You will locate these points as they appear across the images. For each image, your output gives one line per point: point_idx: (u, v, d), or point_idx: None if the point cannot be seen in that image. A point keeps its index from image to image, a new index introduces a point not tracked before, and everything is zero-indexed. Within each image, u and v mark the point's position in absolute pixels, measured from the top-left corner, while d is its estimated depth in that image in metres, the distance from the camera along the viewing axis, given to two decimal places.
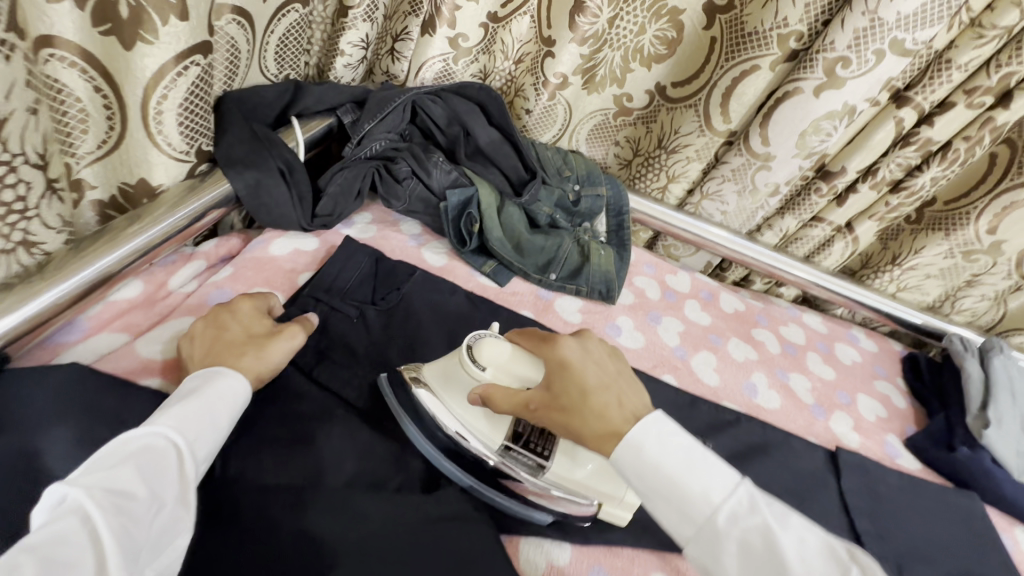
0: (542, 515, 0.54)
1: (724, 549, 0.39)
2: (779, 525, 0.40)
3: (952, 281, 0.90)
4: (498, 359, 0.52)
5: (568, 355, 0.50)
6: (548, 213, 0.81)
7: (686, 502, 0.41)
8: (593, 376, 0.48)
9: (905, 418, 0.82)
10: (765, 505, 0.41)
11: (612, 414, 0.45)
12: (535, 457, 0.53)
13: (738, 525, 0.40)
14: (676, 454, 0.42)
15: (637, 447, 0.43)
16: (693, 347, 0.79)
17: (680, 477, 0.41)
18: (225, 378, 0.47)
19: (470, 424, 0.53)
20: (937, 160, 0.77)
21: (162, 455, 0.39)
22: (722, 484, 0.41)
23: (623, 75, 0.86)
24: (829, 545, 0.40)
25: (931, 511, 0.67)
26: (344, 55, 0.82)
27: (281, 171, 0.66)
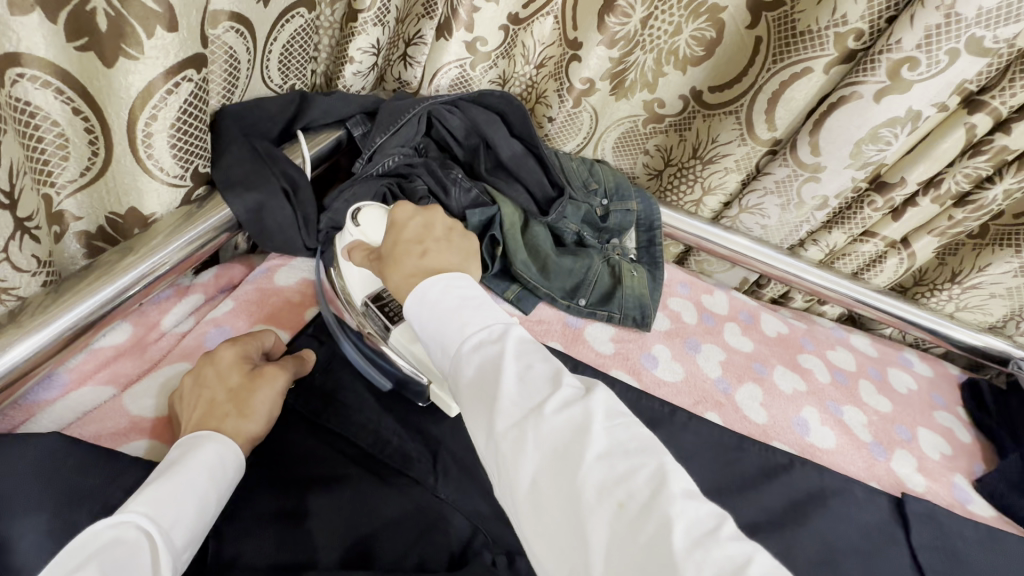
0: (386, 381, 0.55)
1: (463, 375, 0.39)
2: (514, 356, 0.39)
3: (1019, 301, 0.82)
4: (372, 225, 0.55)
5: (398, 214, 0.51)
6: (575, 230, 0.75)
7: (444, 335, 0.42)
8: (410, 229, 0.50)
9: (972, 455, 0.74)
10: (513, 339, 0.40)
11: (406, 260, 0.47)
12: (387, 319, 0.55)
13: (477, 353, 0.40)
14: (450, 295, 0.43)
15: (418, 293, 0.44)
16: (737, 379, 0.72)
17: (442, 311, 0.42)
18: (210, 445, 0.41)
19: (349, 282, 0.56)
20: (1012, 171, 0.69)
21: (130, 553, 0.34)
22: (480, 320, 0.42)
23: (655, 79, 0.79)
24: (557, 371, 0.39)
25: (1015, 572, 0.59)
26: (354, 62, 0.76)
27: (285, 191, 0.60)
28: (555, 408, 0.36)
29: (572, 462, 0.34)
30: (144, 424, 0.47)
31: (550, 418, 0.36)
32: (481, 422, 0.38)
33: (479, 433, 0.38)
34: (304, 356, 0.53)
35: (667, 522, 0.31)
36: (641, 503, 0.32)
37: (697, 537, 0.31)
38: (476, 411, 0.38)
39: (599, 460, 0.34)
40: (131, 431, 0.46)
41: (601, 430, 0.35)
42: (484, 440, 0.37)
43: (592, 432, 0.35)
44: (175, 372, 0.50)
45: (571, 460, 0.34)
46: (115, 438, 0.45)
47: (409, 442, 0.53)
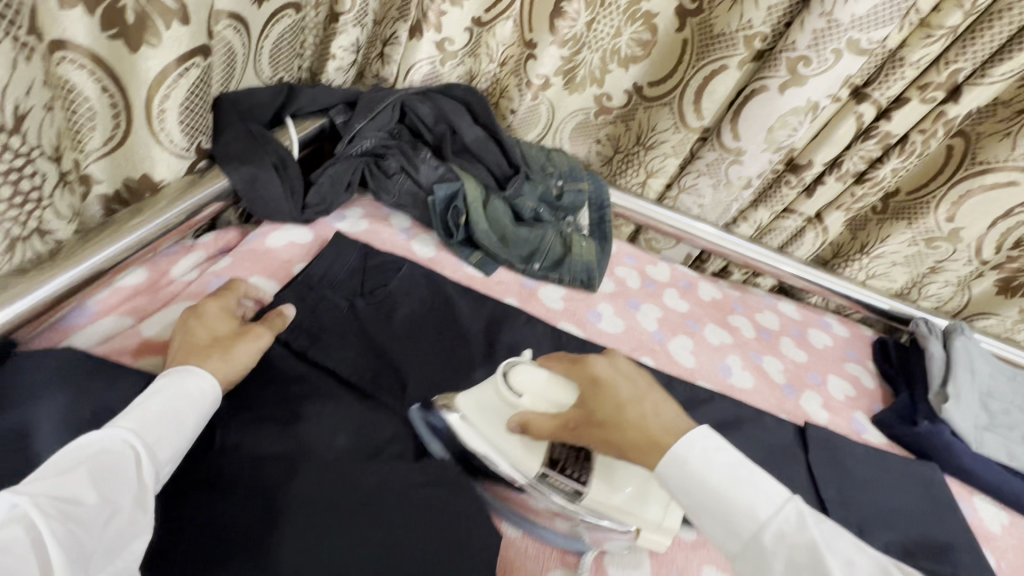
0: (581, 542, 0.56)
1: (773, 567, 0.40)
2: (825, 545, 0.41)
3: (917, 268, 0.95)
4: (533, 384, 0.55)
5: (601, 371, 0.52)
6: (532, 207, 0.85)
7: (733, 517, 0.43)
8: (625, 390, 0.50)
9: (873, 397, 0.86)
10: (811, 521, 0.42)
11: (646, 422, 0.48)
12: (571, 482, 0.54)
13: (782, 540, 0.41)
14: (721, 467, 0.44)
15: (681, 463, 0.45)
16: (671, 332, 0.83)
17: (723, 487, 0.43)
18: (194, 378, 0.49)
19: (507, 454, 0.55)
20: (896, 153, 0.82)
21: (118, 461, 0.41)
22: (767, 498, 0.43)
23: (602, 76, 0.90)
24: (874, 564, 0.41)
25: (895, 482, 0.71)
26: (335, 59, 0.87)
27: (275, 165, 0.70)
28: None
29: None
30: (157, 344, 0.56)
31: None
32: None
33: None
34: (284, 312, 0.60)
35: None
36: None
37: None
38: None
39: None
40: (147, 351, 0.55)
41: None
42: None
43: None
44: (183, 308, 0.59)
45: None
46: (133, 355, 0.55)
47: (382, 372, 0.63)
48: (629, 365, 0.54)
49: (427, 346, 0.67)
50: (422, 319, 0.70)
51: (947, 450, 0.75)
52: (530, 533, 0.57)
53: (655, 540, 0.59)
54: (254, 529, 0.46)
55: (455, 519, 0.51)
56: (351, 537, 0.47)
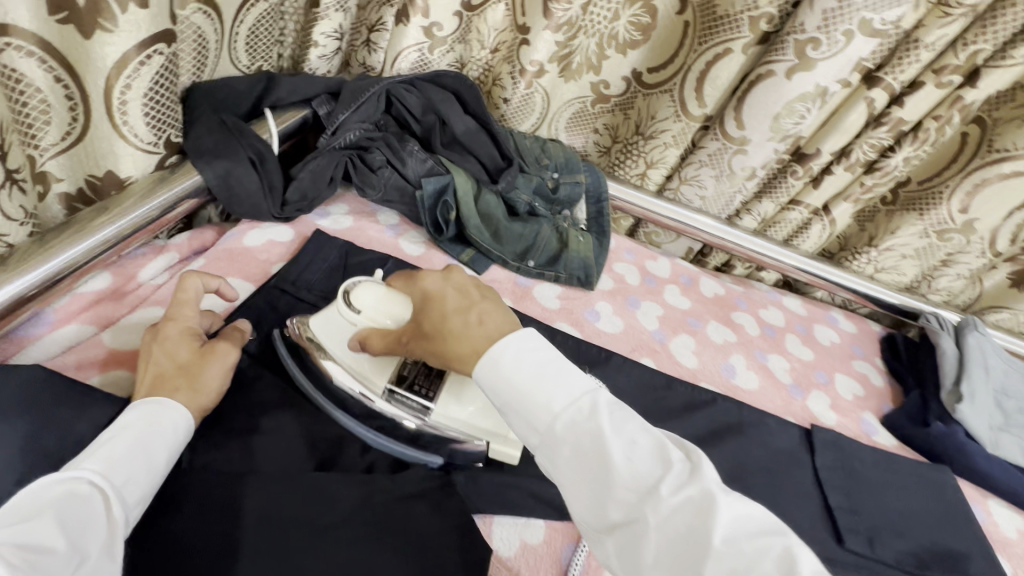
0: (434, 458, 0.54)
1: (561, 454, 0.40)
2: (614, 432, 0.39)
3: (927, 261, 0.92)
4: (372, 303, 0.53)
5: (431, 286, 0.49)
6: (527, 201, 0.81)
7: (531, 412, 0.41)
8: (450, 300, 0.47)
9: (882, 396, 0.83)
10: (606, 411, 0.40)
11: (468, 333, 0.44)
12: (419, 398, 0.54)
13: (575, 429, 0.40)
14: (529, 364, 0.42)
15: (492, 364, 0.42)
16: (672, 330, 0.79)
17: (527, 384, 0.41)
18: (167, 412, 0.45)
19: (363, 378, 0.55)
20: (909, 141, 0.78)
21: (85, 504, 0.37)
22: (567, 393, 0.41)
23: (600, 62, 0.86)
24: (661, 445, 0.39)
25: (906, 486, 0.67)
26: (318, 46, 0.82)
27: (251, 160, 0.66)
28: (667, 486, 0.37)
29: (694, 544, 0.35)
30: (123, 355, 0.52)
31: (666, 502, 0.36)
32: (589, 500, 0.39)
33: (588, 512, 0.39)
34: (242, 325, 0.55)
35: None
36: None
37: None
38: (584, 490, 0.39)
39: (724, 545, 0.35)
40: (110, 362, 0.51)
41: (720, 507, 0.36)
42: (597, 520, 0.38)
43: (712, 511, 0.35)
44: (150, 314, 0.56)
45: (695, 544, 0.35)
46: (95, 367, 0.51)
47: None
48: (468, 279, 0.50)
49: None
50: None
51: (959, 452, 0.72)
52: (522, 551, 0.52)
53: None
54: (214, 552, 0.42)
55: (436, 541, 0.47)
56: (323, 559, 0.43)
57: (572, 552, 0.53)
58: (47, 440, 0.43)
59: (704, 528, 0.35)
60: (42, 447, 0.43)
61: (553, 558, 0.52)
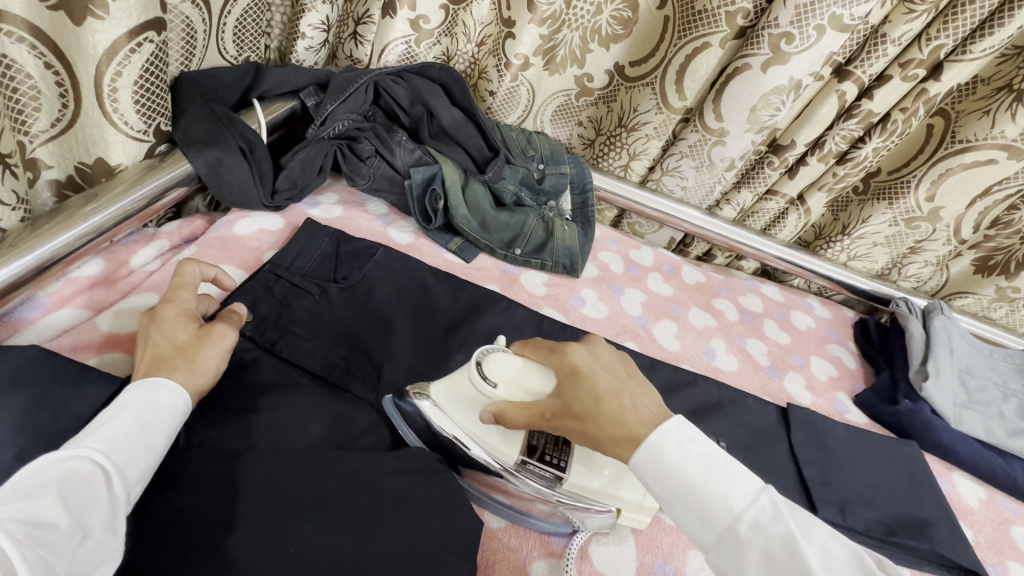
0: (562, 526, 0.55)
1: (746, 556, 0.39)
2: (802, 535, 0.39)
3: (897, 248, 0.96)
4: (511, 377, 0.53)
5: (579, 361, 0.50)
6: (513, 191, 0.84)
7: (705, 507, 0.41)
8: (604, 382, 0.48)
9: (854, 377, 0.87)
10: (787, 511, 0.40)
11: (628, 416, 0.46)
12: (552, 470, 0.54)
13: (757, 528, 0.39)
14: (696, 459, 0.43)
15: (655, 456, 0.43)
16: (655, 316, 0.82)
17: (700, 480, 0.42)
18: (165, 394, 0.45)
19: (490, 446, 0.54)
20: (878, 132, 0.81)
21: (87, 481, 0.37)
22: (741, 490, 0.41)
23: (583, 55, 0.88)
24: (858, 555, 0.38)
25: (875, 460, 0.71)
26: (305, 38, 0.83)
27: (241, 149, 0.66)
28: None
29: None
30: (118, 339, 0.53)
31: None
32: None
33: None
34: (237, 308, 0.56)
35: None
36: None
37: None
38: None
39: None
40: (104, 345, 0.52)
41: None
42: None
43: None
44: (142, 299, 0.56)
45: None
46: (91, 350, 0.51)
47: (358, 363, 0.60)
48: (611, 356, 0.51)
49: (404, 334, 0.65)
50: (399, 303, 0.68)
51: (926, 428, 0.76)
52: (511, 525, 0.55)
53: (638, 527, 0.57)
54: (213, 525, 0.43)
55: (427, 514, 0.48)
56: (319, 529, 0.44)
57: (559, 529, 0.56)
58: (46, 418, 0.44)
59: None
60: (40, 425, 0.43)
61: (542, 533, 0.55)
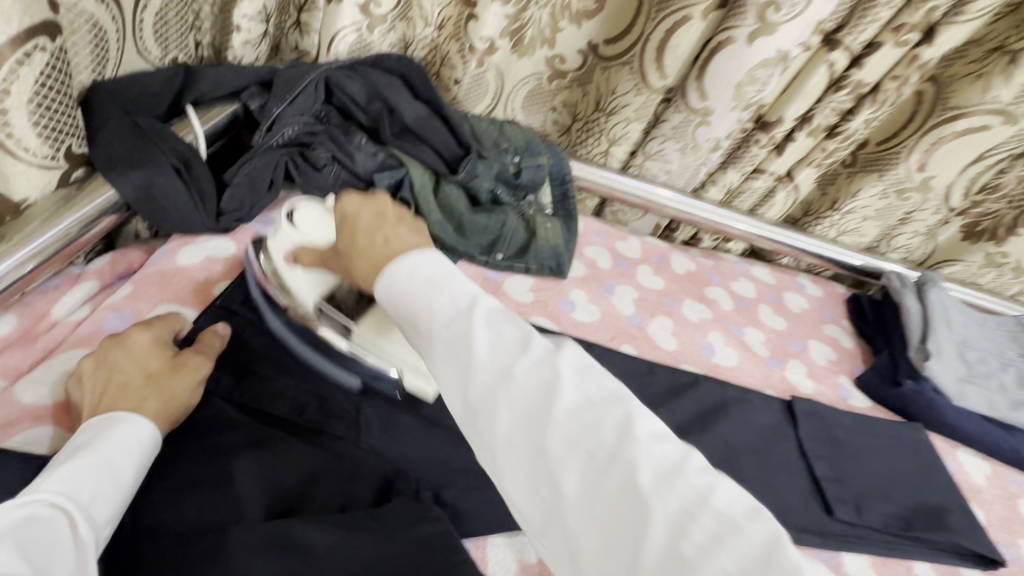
0: (354, 381, 0.54)
1: (435, 350, 0.37)
2: (486, 325, 0.37)
3: (886, 221, 0.93)
4: (312, 227, 0.54)
5: (347, 206, 0.46)
6: (489, 189, 0.77)
7: (415, 317, 0.38)
8: (365, 218, 0.45)
9: (854, 358, 0.84)
10: (484, 308, 0.38)
11: (372, 251, 0.42)
12: (345, 320, 0.53)
13: (450, 325, 0.37)
14: (423, 273, 0.40)
15: (387, 275, 0.41)
16: (649, 313, 0.77)
17: (415, 293, 0.39)
18: (127, 425, 0.41)
19: (293, 283, 0.54)
20: (869, 102, 0.77)
21: (50, 527, 0.33)
22: (448, 295, 0.38)
23: (553, 35, 0.81)
24: (527, 335, 0.37)
25: (886, 449, 0.68)
26: (241, 31, 0.73)
27: (177, 168, 0.58)
28: (524, 372, 0.35)
29: (544, 424, 0.34)
30: (40, 412, 0.45)
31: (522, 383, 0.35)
32: (455, 387, 0.36)
33: (457, 401, 0.36)
34: (218, 329, 0.53)
35: (633, 470, 0.32)
36: (607, 450, 0.33)
37: (706, 533, 0.30)
38: (454, 378, 0.36)
39: (568, 417, 0.34)
40: (25, 420, 0.45)
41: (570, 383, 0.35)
42: (466, 410, 0.36)
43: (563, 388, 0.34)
44: (69, 358, 0.49)
45: (544, 420, 0.34)
46: (9, 430, 0.44)
47: (331, 401, 0.54)
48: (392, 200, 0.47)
49: None
50: None
51: (931, 409, 0.74)
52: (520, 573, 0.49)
53: None
54: None
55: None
56: None
57: None
58: None
59: (554, 407, 0.34)
60: None
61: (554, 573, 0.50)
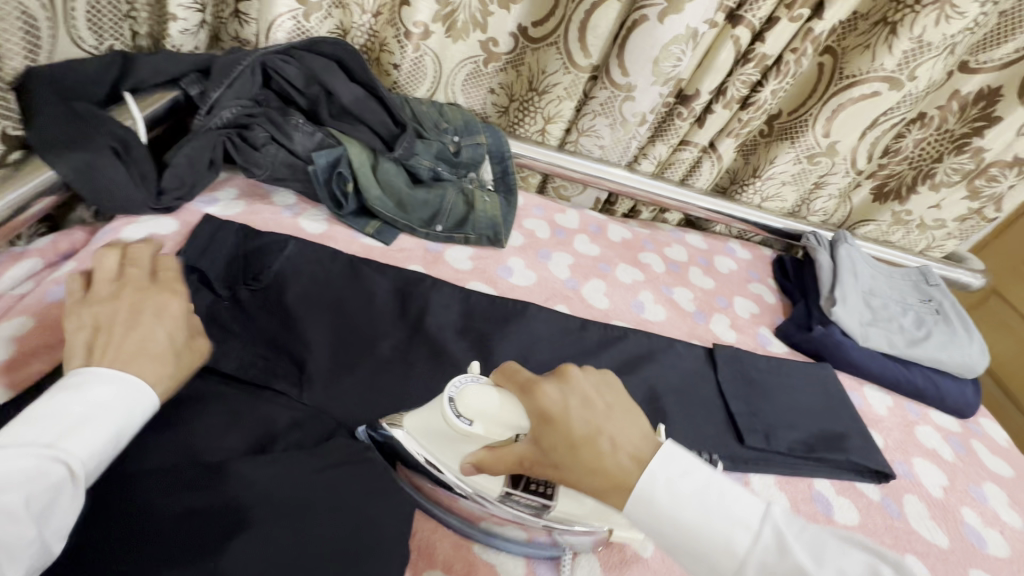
0: (553, 549, 0.53)
1: None
2: (810, 561, 0.39)
3: (803, 185, 1.00)
4: (485, 407, 0.46)
5: (548, 404, 0.45)
6: (429, 166, 0.81)
7: (706, 555, 0.41)
8: (576, 412, 0.45)
9: (775, 311, 0.92)
10: (780, 531, 0.40)
11: (608, 462, 0.43)
12: (541, 498, 0.48)
13: (755, 556, 0.40)
14: (690, 500, 0.42)
15: (639, 497, 0.42)
16: (583, 276, 0.83)
17: (694, 522, 0.41)
18: (133, 394, 0.42)
19: (476, 484, 0.48)
20: (773, 74, 0.84)
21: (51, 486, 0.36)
22: (741, 529, 0.41)
23: (484, 19, 0.85)
24: (872, 566, 0.39)
25: (797, 387, 0.76)
26: (178, 19, 0.75)
27: (115, 149, 0.61)
28: None
29: None
30: None
31: None
32: None
33: None
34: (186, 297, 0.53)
35: None
36: None
37: None
38: None
39: None
40: None
41: None
42: None
43: None
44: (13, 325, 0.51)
45: None
46: None
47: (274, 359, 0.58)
48: (590, 387, 0.47)
49: (323, 330, 0.62)
50: (316, 299, 0.65)
51: (838, 349, 0.81)
52: None
53: None
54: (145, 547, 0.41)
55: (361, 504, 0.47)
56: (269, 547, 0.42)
57: None
58: None
59: None
60: None
61: None
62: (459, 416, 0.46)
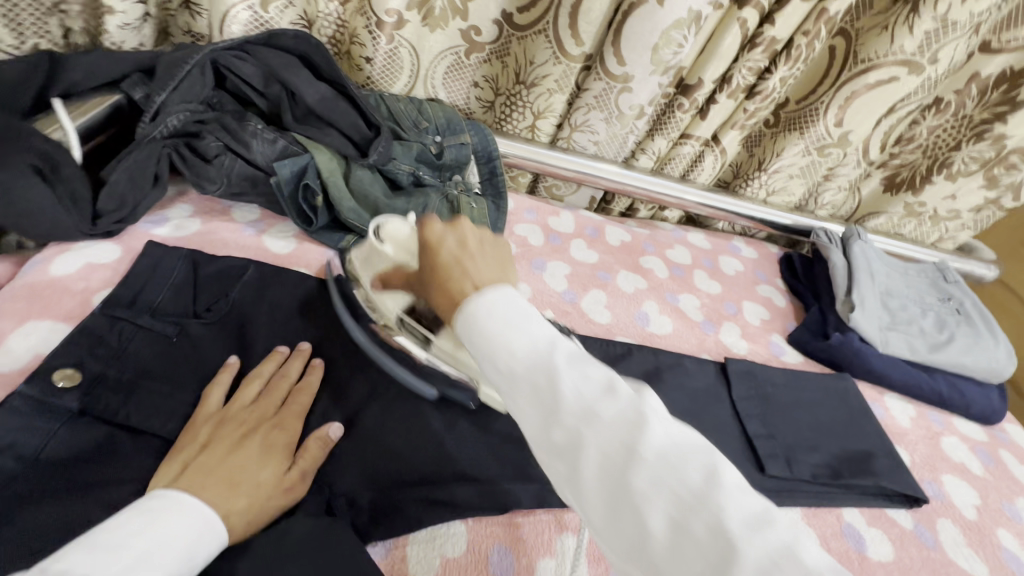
0: (430, 391, 0.55)
1: (518, 393, 0.33)
2: (569, 367, 0.33)
3: (811, 178, 0.93)
4: (397, 243, 0.53)
5: (428, 233, 0.43)
6: (409, 172, 0.73)
7: (494, 354, 0.34)
8: (449, 245, 0.42)
9: (786, 316, 0.86)
10: (565, 350, 0.34)
11: (451, 282, 0.39)
12: (424, 331, 0.53)
13: (536, 363, 0.33)
14: (507, 311, 0.35)
15: (470, 316, 0.35)
16: (581, 287, 0.76)
17: (500, 332, 0.34)
18: (182, 520, 0.36)
19: (382, 304, 0.55)
20: (783, 59, 0.77)
21: None
22: (528, 337, 0.34)
23: (464, 5, 0.77)
24: (613, 381, 0.33)
25: (817, 404, 0.70)
26: (115, 12, 0.65)
27: (37, 169, 0.52)
28: (612, 413, 0.31)
29: (628, 465, 0.30)
30: None
31: (612, 428, 0.31)
32: (532, 425, 0.32)
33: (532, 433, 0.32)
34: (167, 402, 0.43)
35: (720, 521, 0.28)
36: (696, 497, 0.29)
37: None
38: (530, 422, 0.32)
39: (656, 460, 0.29)
40: None
41: (660, 426, 0.31)
42: (540, 450, 0.32)
43: (650, 431, 0.30)
44: None
45: (630, 464, 0.30)
46: None
47: None
48: (478, 231, 0.43)
49: None
50: (283, 331, 0.57)
51: (858, 357, 0.75)
52: (444, 569, 0.47)
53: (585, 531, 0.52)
54: None
55: None
56: None
57: (499, 554, 0.49)
58: None
59: (642, 448, 0.30)
60: None
61: (481, 563, 0.48)
62: (376, 237, 0.55)
